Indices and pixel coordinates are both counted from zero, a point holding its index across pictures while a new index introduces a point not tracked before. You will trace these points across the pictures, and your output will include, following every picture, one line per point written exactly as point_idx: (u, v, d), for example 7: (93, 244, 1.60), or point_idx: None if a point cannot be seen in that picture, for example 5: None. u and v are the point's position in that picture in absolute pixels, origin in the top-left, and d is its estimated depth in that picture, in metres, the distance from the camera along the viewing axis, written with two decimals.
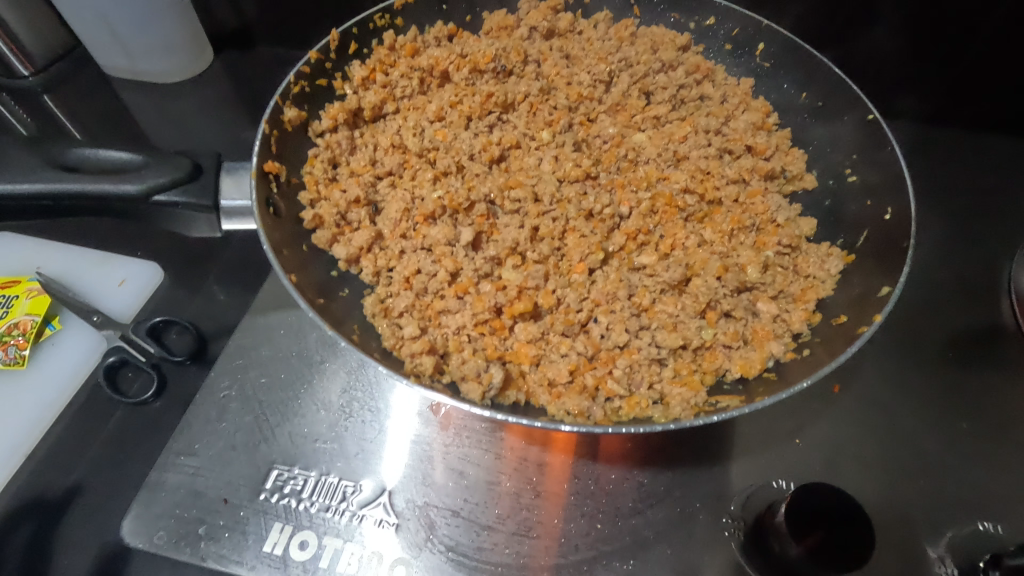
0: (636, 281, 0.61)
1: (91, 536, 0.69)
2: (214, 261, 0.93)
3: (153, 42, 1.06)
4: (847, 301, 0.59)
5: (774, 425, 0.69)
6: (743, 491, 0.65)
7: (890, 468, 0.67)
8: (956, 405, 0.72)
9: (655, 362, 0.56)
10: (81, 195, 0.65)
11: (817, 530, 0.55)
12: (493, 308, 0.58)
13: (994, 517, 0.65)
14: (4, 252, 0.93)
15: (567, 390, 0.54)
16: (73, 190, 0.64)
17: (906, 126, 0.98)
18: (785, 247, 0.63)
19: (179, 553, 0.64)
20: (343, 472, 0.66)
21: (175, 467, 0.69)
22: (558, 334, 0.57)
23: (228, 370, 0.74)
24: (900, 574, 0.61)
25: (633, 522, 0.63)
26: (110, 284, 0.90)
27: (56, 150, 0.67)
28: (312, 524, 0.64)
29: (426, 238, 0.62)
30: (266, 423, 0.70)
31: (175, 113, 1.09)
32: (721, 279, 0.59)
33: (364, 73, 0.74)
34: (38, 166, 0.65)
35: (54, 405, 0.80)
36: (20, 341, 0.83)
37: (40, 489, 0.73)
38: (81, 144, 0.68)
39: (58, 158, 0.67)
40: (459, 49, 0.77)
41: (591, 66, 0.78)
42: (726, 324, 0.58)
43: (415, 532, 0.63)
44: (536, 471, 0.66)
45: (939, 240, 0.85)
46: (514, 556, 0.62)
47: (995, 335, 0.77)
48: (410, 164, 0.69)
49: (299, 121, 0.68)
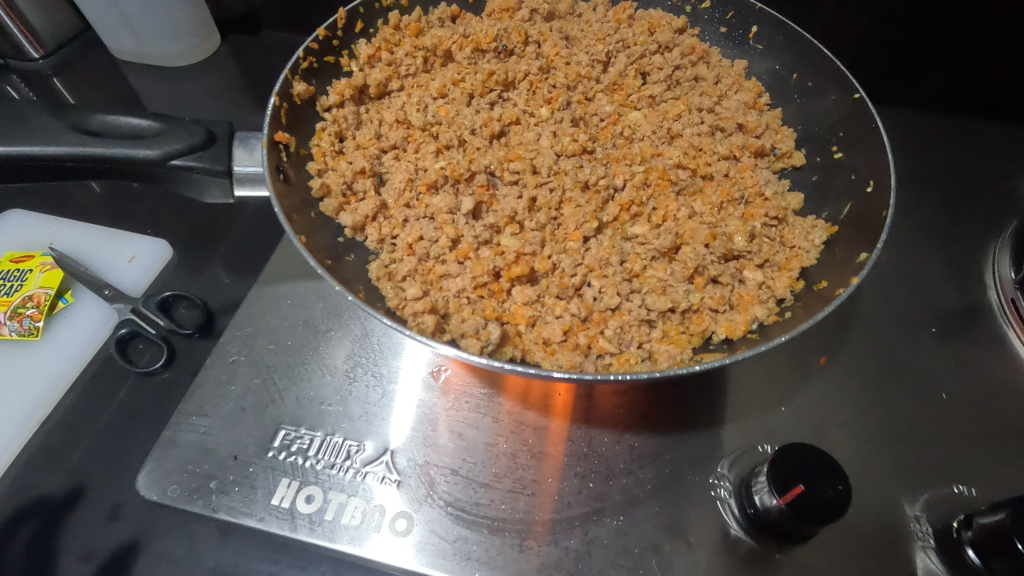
0: (629, 248, 0.64)
1: (105, 496, 0.73)
2: (222, 240, 0.97)
3: (162, 26, 1.09)
4: (830, 268, 0.62)
5: (761, 394, 0.72)
6: (731, 454, 0.68)
7: (870, 434, 0.70)
8: (935, 375, 0.74)
9: (645, 324, 0.59)
10: (103, 157, 0.72)
11: (800, 483, 0.57)
12: (492, 272, 0.61)
13: (968, 481, 0.68)
14: (21, 229, 0.97)
15: (561, 347, 0.57)
16: (94, 152, 0.71)
17: (894, 110, 1.01)
18: (772, 219, 0.66)
19: (192, 505, 0.66)
20: (347, 432, 0.70)
21: (186, 426, 0.71)
22: (553, 297, 0.60)
23: (238, 337, 0.77)
24: (877, 532, 0.64)
25: (624, 482, 0.67)
26: (121, 259, 0.94)
27: (81, 117, 0.74)
28: (317, 480, 0.67)
29: (428, 206, 0.65)
30: (273, 386, 0.73)
31: (181, 94, 1.12)
32: (709, 246, 0.62)
33: (370, 51, 0.76)
34: (63, 131, 0.72)
35: (67, 373, 0.84)
36: (34, 313, 0.86)
37: (58, 450, 0.78)
38: (104, 111, 0.75)
39: (83, 123, 0.73)
40: (462, 29, 0.80)
41: (589, 47, 0.80)
42: (713, 289, 0.61)
43: (416, 488, 0.66)
44: (532, 434, 0.70)
45: (925, 220, 0.88)
46: (510, 512, 0.65)
47: (976, 311, 0.80)
48: (414, 138, 0.71)
49: (308, 95, 0.71)
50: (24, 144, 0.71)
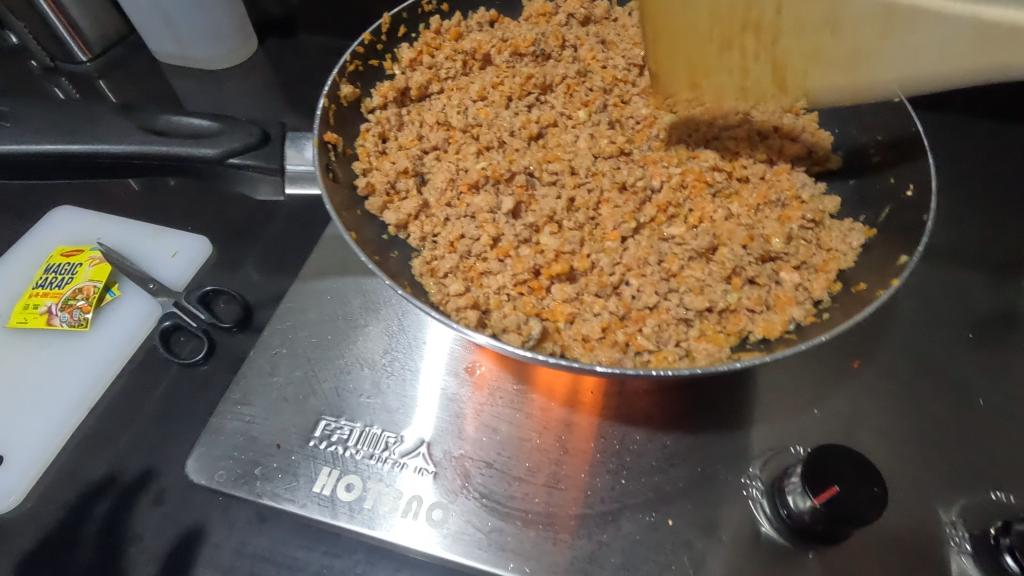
0: (667, 249, 0.64)
1: (151, 480, 0.77)
2: (259, 237, 1.00)
3: (205, 31, 1.13)
4: (867, 271, 0.62)
5: (792, 395, 0.73)
6: (763, 454, 0.69)
7: (905, 438, 0.70)
8: (972, 382, 0.74)
9: (682, 322, 0.60)
10: (168, 155, 0.77)
11: (835, 484, 0.58)
12: (532, 270, 0.62)
13: (1007, 488, 0.67)
14: (72, 225, 1.02)
15: (599, 344, 0.58)
16: (159, 151, 0.77)
17: (929, 115, 1.00)
18: (808, 222, 0.66)
19: (237, 490, 0.68)
20: (385, 424, 0.72)
21: (232, 415, 0.74)
22: (592, 295, 0.61)
23: (280, 331, 0.80)
24: (914, 537, 0.64)
25: (656, 479, 0.68)
26: (164, 254, 0.98)
27: (149, 117, 0.79)
28: (357, 469, 0.69)
29: (469, 206, 0.67)
30: (315, 378, 0.76)
31: (220, 95, 1.16)
32: (747, 247, 0.63)
33: (412, 55, 0.79)
34: (132, 130, 0.78)
35: (115, 363, 0.88)
36: (83, 305, 0.91)
37: (107, 435, 0.82)
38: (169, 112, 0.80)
39: (150, 123, 0.79)
40: (500, 34, 0.82)
41: (626, 51, 0.81)
42: (750, 289, 0.62)
43: (452, 479, 0.68)
44: (565, 430, 0.71)
45: (963, 226, 0.87)
46: (544, 505, 0.66)
47: (1015, 319, 0.79)
48: (455, 140, 0.73)
49: (353, 97, 0.73)
50: (97, 141, 0.76)
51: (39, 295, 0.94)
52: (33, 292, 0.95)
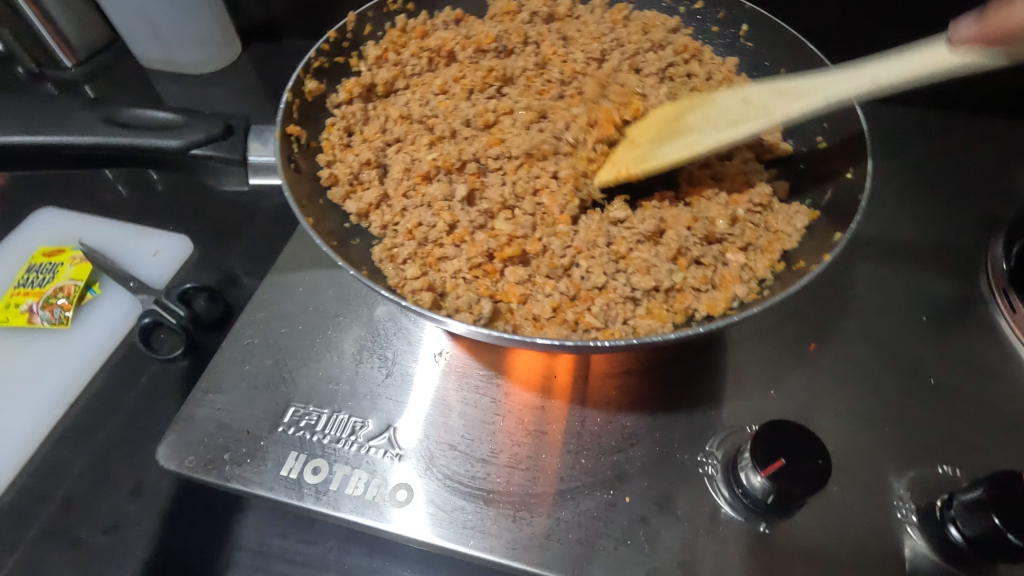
0: (616, 232, 0.67)
1: (128, 470, 0.79)
2: (238, 236, 1.03)
3: (186, 35, 1.16)
4: (809, 250, 0.64)
5: (750, 378, 0.75)
6: (720, 433, 0.71)
7: (857, 416, 0.72)
8: (924, 361, 0.76)
9: (629, 301, 0.62)
10: (133, 147, 0.78)
11: (781, 456, 0.60)
12: (486, 253, 0.65)
13: (954, 462, 0.69)
14: (56, 226, 1.04)
15: (549, 323, 0.61)
16: (125, 143, 0.78)
17: (887, 109, 1.04)
18: (757, 206, 0.69)
19: (207, 475, 0.70)
20: (353, 410, 0.74)
21: (203, 403, 0.75)
22: (543, 276, 0.64)
23: (252, 322, 0.82)
24: (863, 511, 0.66)
25: (615, 458, 0.70)
26: (145, 253, 1.01)
27: (114, 110, 0.81)
28: (324, 453, 0.71)
29: (426, 195, 0.69)
30: (285, 366, 0.78)
31: (201, 98, 1.18)
32: (692, 229, 0.66)
33: (378, 52, 0.81)
34: (96, 122, 0.79)
35: (95, 359, 0.90)
36: (64, 303, 0.93)
37: (85, 428, 0.84)
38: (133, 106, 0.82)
39: (115, 116, 0.81)
40: (465, 31, 0.84)
41: (585, 46, 0.84)
42: (696, 269, 0.64)
43: (416, 461, 0.70)
44: (528, 412, 0.73)
45: (918, 214, 0.90)
46: (504, 483, 0.68)
47: (967, 301, 0.81)
48: (414, 132, 0.76)
49: (319, 93, 0.76)
50: (63, 134, 0.77)
51: (20, 294, 0.95)
52: (15, 292, 0.96)
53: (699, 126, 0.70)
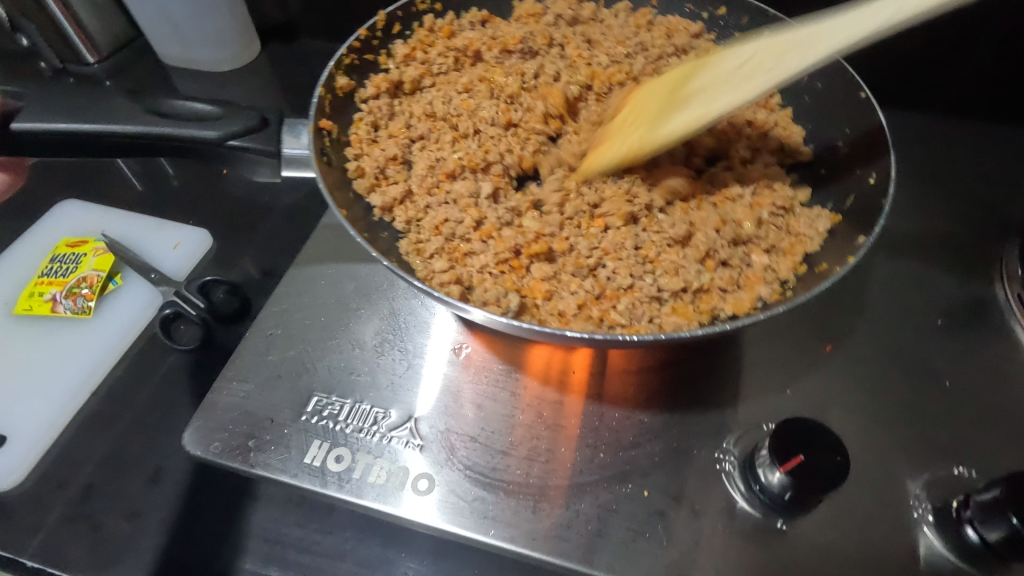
0: (644, 238, 0.68)
1: (148, 458, 0.80)
2: (258, 230, 1.05)
3: (209, 33, 1.19)
4: (831, 253, 0.66)
5: (766, 378, 0.76)
6: (737, 431, 0.72)
7: (872, 417, 0.73)
8: (940, 364, 0.77)
9: (655, 300, 0.63)
10: (170, 136, 0.81)
11: (799, 453, 0.60)
12: (513, 250, 0.66)
13: (969, 463, 0.70)
14: (78, 218, 1.06)
15: (575, 318, 0.61)
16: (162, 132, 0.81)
17: (900, 116, 1.05)
18: (780, 209, 0.71)
19: (232, 461, 0.71)
20: (375, 400, 0.75)
21: (227, 391, 0.76)
22: (569, 274, 0.65)
23: (276, 312, 0.83)
24: (879, 510, 0.67)
25: (633, 453, 0.71)
26: (166, 246, 1.02)
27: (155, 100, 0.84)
28: (347, 442, 0.72)
29: (449, 193, 0.71)
30: (308, 357, 0.79)
31: (222, 94, 1.20)
32: (719, 231, 0.68)
33: (406, 50, 0.83)
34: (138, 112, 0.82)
35: (116, 348, 0.92)
36: (87, 293, 0.95)
37: (107, 416, 0.85)
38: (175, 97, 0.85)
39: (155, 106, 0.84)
40: (491, 32, 0.86)
41: (609, 49, 0.86)
42: (722, 271, 0.66)
43: (437, 452, 0.71)
44: (549, 408, 0.74)
45: (932, 220, 0.91)
46: (525, 476, 0.69)
47: (982, 305, 0.82)
48: (438, 129, 0.77)
49: (348, 89, 0.78)
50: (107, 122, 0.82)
51: (44, 283, 0.97)
52: (38, 281, 0.98)
53: (703, 94, 0.65)
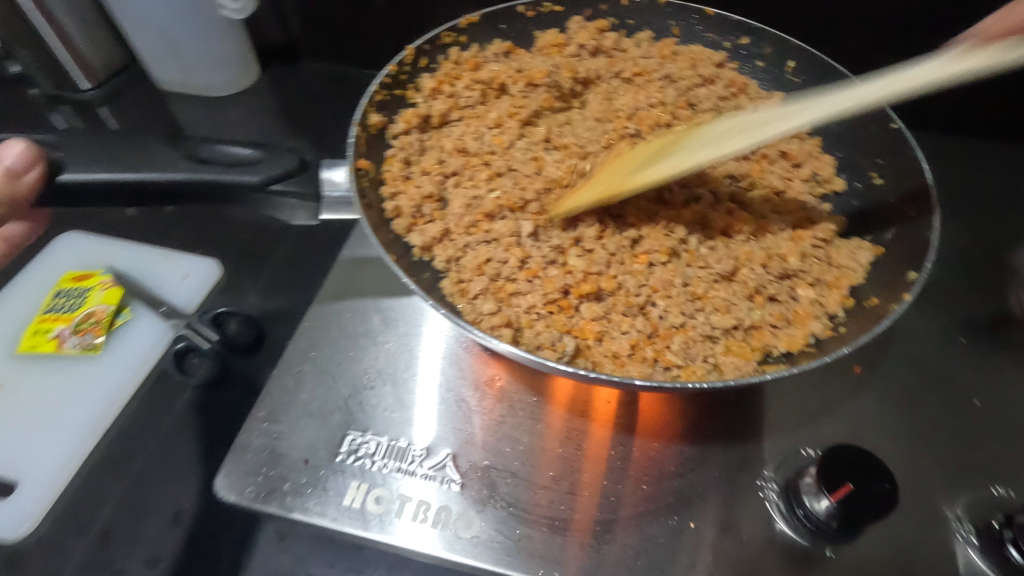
0: (691, 273, 0.69)
1: (168, 501, 0.78)
2: (268, 258, 1.03)
3: (210, 57, 1.18)
4: (877, 287, 0.68)
5: (801, 403, 0.76)
6: (776, 458, 0.72)
7: (908, 439, 0.73)
8: (968, 383, 0.78)
9: (708, 339, 0.65)
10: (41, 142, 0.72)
11: (849, 481, 0.61)
12: (561, 289, 0.67)
13: (1006, 483, 0.71)
14: (80, 250, 1.03)
15: (630, 360, 0.62)
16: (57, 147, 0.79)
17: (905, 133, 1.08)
18: (820, 241, 0.73)
19: (267, 506, 0.69)
20: (411, 438, 0.73)
21: (257, 431, 0.75)
22: (619, 314, 0.66)
23: (302, 351, 0.81)
24: (924, 534, 0.67)
25: (675, 483, 0.70)
26: (175, 277, 1.00)
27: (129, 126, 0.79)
28: (384, 482, 0.70)
29: (489, 232, 0.71)
30: (340, 396, 0.77)
31: (224, 120, 1.19)
32: (766, 267, 0.69)
33: (433, 84, 0.83)
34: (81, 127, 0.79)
35: (127, 386, 0.89)
36: (95, 329, 0.92)
37: (121, 458, 0.83)
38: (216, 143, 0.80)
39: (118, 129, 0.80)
40: (516, 65, 0.86)
41: (630, 76, 0.88)
42: (772, 306, 0.67)
43: (478, 490, 0.70)
44: (581, 438, 0.74)
45: (945, 236, 0.93)
46: (570, 512, 0.68)
47: (1001, 321, 0.84)
48: (471, 166, 0.77)
49: (381, 126, 0.78)
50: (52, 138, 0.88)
51: (49, 320, 0.95)
52: (43, 318, 0.95)
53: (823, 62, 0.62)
